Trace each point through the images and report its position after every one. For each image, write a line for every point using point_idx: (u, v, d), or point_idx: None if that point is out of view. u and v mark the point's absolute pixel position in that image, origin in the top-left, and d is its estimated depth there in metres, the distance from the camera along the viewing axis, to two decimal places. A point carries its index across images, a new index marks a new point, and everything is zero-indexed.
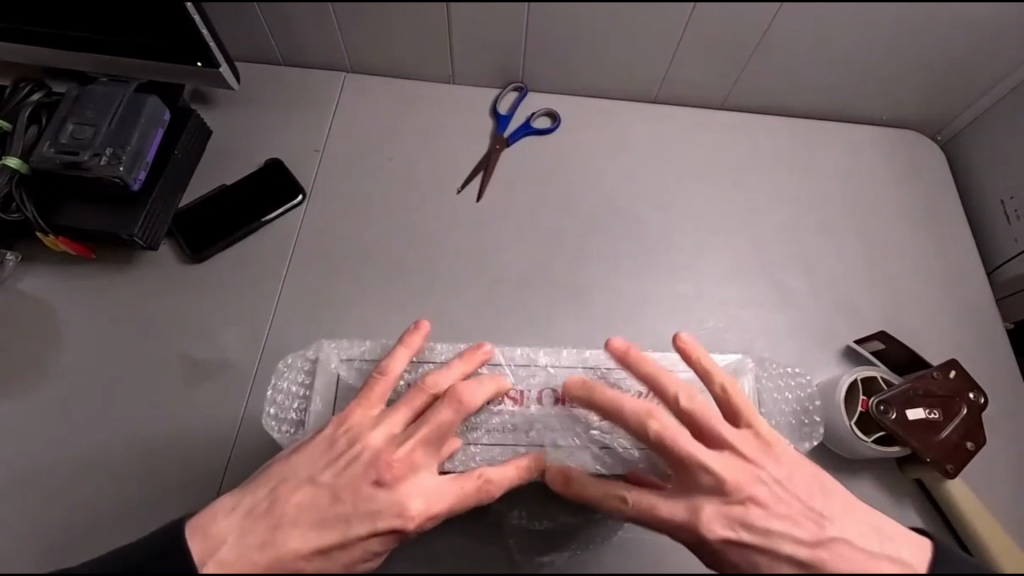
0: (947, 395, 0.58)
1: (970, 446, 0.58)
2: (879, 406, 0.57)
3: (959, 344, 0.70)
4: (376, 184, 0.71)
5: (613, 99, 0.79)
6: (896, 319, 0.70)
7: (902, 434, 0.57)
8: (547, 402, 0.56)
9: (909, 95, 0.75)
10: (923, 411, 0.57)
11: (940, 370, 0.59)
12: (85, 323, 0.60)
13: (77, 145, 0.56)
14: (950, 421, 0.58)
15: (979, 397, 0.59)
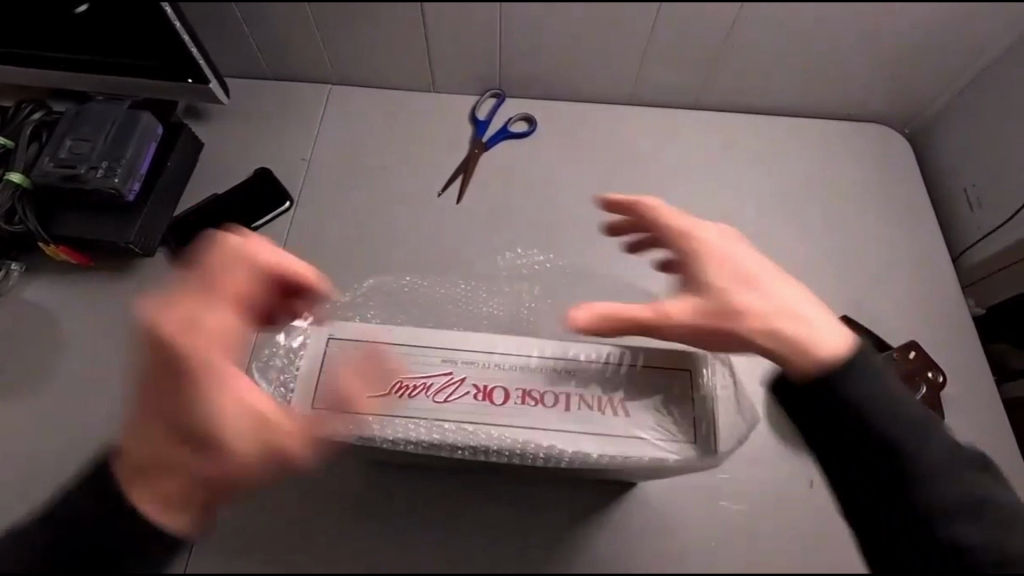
0: (906, 375, 0.57)
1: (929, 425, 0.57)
2: None
3: (942, 337, 0.69)
4: (357, 188, 0.74)
5: (587, 102, 0.81)
6: (875, 315, 0.70)
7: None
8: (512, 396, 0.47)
9: (871, 86, 0.76)
10: None
11: (899, 351, 0.58)
12: (82, 325, 0.65)
13: (74, 160, 0.59)
14: None
15: (938, 376, 0.58)
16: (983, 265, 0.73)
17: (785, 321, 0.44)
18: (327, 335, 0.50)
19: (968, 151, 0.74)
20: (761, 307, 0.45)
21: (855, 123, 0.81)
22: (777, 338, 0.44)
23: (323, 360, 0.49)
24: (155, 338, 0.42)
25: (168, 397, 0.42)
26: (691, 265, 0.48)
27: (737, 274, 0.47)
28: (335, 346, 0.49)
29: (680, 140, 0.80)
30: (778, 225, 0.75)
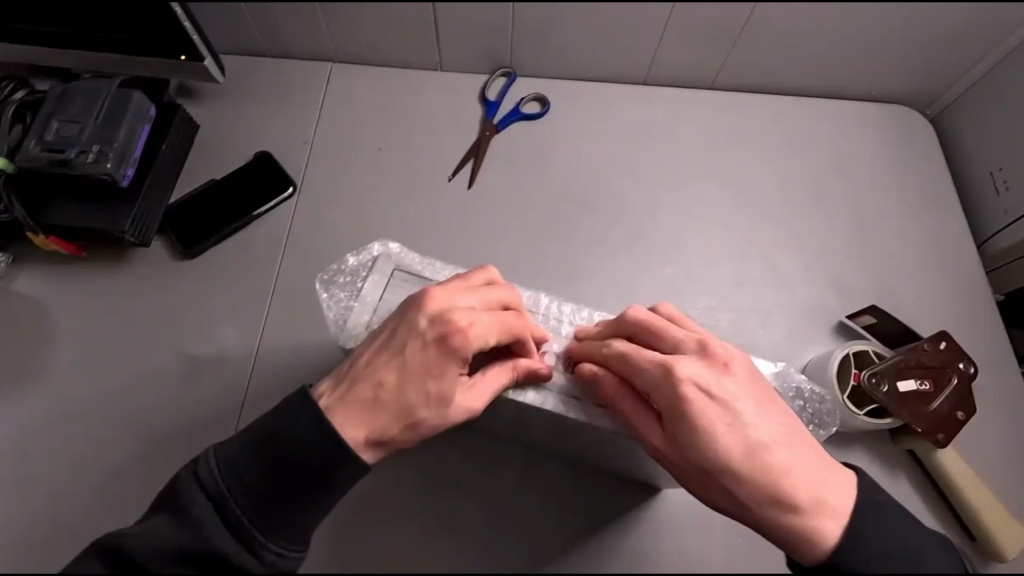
0: (937, 366, 0.56)
1: (961, 417, 0.55)
2: (871, 379, 0.55)
3: (961, 327, 0.68)
4: (362, 171, 0.71)
5: (602, 82, 0.78)
6: (897, 303, 0.69)
7: (893, 406, 0.54)
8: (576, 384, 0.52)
9: (896, 66, 0.74)
10: (913, 383, 0.55)
11: (930, 341, 0.56)
12: (78, 319, 0.61)
13: (63, 143, 0.54)
14: (940, 392, 0.55)
15: (969, 367, 0.56)
16: (1005, 253, 0.71)
17: (779, 485, 0.44)
18: (389, 272, 0.52)
19: (993, 134, 0.72)
20: (724, 479, 0.44)
21: (876, 105, 0.79)
22: (736, 502, 0.45)
23: (384, 294, 0.51)
24: (424, 314, 0.46)
25: (438, 363, 0.45)
26: (676, 426, 0.45)
27: (694, 454, 0.45)
28: (398, 282, 0.52)
29: (698, 121, 0.77)
30: (799, 210, 0.73)
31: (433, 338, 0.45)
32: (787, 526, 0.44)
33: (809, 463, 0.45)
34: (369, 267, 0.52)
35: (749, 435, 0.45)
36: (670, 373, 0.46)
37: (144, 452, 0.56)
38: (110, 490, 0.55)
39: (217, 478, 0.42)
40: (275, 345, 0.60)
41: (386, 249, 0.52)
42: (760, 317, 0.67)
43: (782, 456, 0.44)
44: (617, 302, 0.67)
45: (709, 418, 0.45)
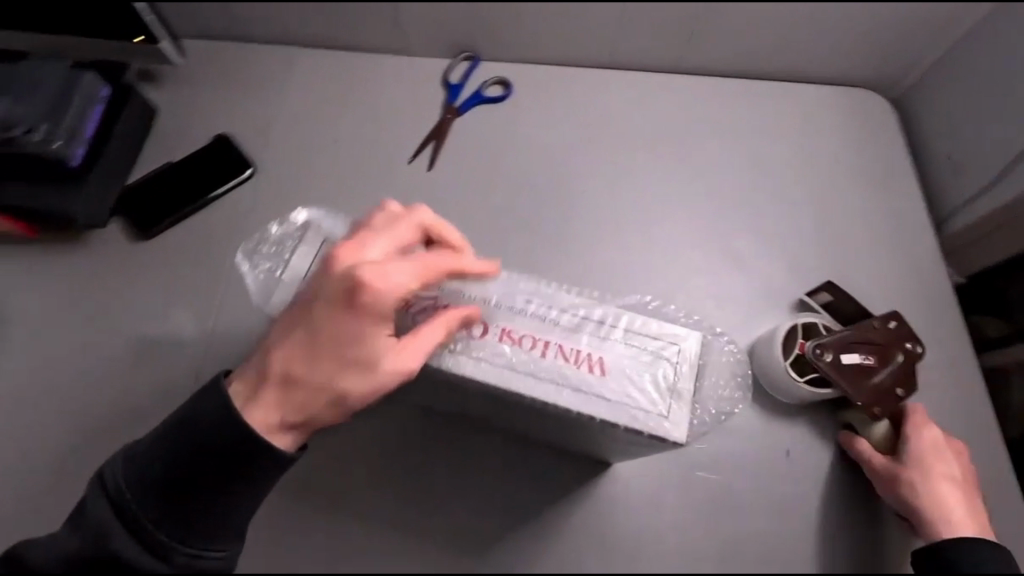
0: (884, 343, 0.56)
1: (900, 394, 0.55)
2: (816, 348, 0.55)
3: (916, 308, 0.69)
4: (323, 154, 0.71)
5: (567, 66, 0.78)
6: (854, 285, 0.69)
7: (833, 376, 0.54)
8: (549, 356, 0.41)
9: (857, 49, 0.74)
10: (858, 355, 0.55)
11: (880, 320, 0.57)
12: (32, 301, 0.60)
13: (9, 120, 0.54)
14: (883, 367, 0.56)
15: (916, 347, 0.56)
16: (968, 232, 0.72)
17: None
18: (317, 242, 0.46)
19: (952, 116, 0.72)
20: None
21: (839, 89, 0.79)
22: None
23: (315, 260, 0.45)
24: (332, 269, 0.41)
25: (353, 327, 0.40)
26: None
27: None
28: (331, 248, 0.46)
29: (662, 106, 0.77)
30: (760, 193, 0.74)
31: (342, 298, 0.40)
32: None
33: None
34: (301, 238, 0.47)
35: None
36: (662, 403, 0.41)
37: (94, 434, 0.55)
38: (62, 471, 0.55)
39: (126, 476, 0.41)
40: (230, 325, 0.60)
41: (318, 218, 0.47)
42: (717, 299, 0.68)
43: None
44: (577, 283, 0.68)
45: None
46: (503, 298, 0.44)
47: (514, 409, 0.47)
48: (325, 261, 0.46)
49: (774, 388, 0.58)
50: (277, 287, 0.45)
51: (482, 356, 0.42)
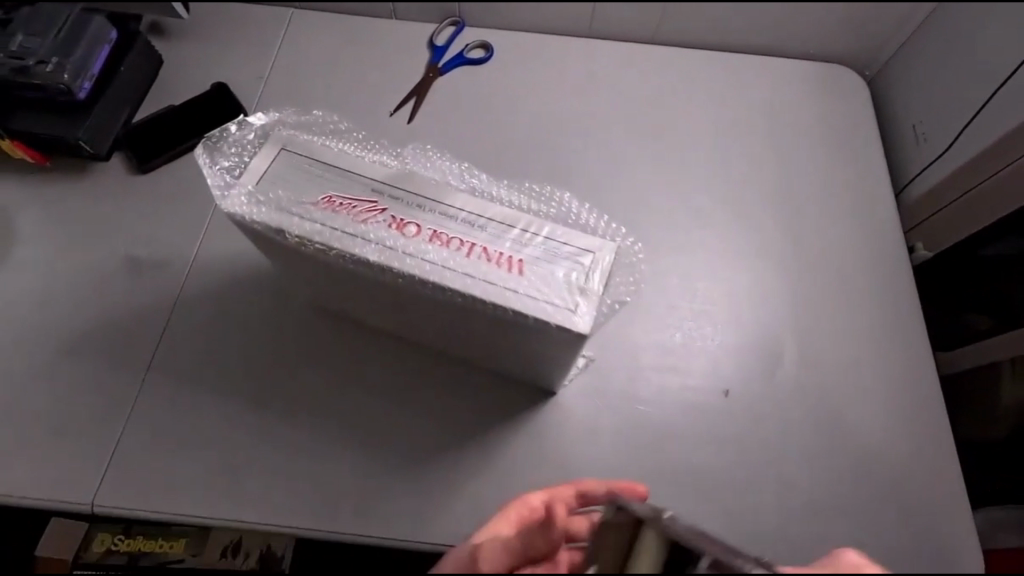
0: None
1: None
2: None
3: (877, 270, 0.69)
4: (311, 104, 0.75)
5: (549, 34, 0.82)
6: (819, 247, 0.70)
7: None
8: (473, 256, 0.40)
9: (828, 23, 0.77)
10: None
11: None
12: (37, 222, 0.66)
13: (24, 53, 0.60)
14: None
15: None
16: (927, 202, 0.72)
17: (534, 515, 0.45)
18: (278, 147, 0.44)
19: (919, 86, 0.74)
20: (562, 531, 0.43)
21: (814, 64, 0.81)
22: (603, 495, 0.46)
23: (274, 163, 0.43)
24: None
25: None
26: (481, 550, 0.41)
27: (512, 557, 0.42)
28: (291, 153, 0.44)
29: (636, 73, 0.80)
30: (730, 155, 0.75)
31: None
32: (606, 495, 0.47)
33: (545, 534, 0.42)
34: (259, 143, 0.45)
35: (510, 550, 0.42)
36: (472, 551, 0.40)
37: (80, 340, 0.60)
38: (44, 372, 0.59)
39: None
40: (212, 252, 0.64)
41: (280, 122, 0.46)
42: (682, 252, 0.69)
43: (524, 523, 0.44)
44: None
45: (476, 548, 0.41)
46: (426, 196, 0.43)
47: (436, 315, 0.48)
48: (286, 168, 0.43)
49: None
50: (232, 186, 0.42)
51: (406, 254, 0.40)
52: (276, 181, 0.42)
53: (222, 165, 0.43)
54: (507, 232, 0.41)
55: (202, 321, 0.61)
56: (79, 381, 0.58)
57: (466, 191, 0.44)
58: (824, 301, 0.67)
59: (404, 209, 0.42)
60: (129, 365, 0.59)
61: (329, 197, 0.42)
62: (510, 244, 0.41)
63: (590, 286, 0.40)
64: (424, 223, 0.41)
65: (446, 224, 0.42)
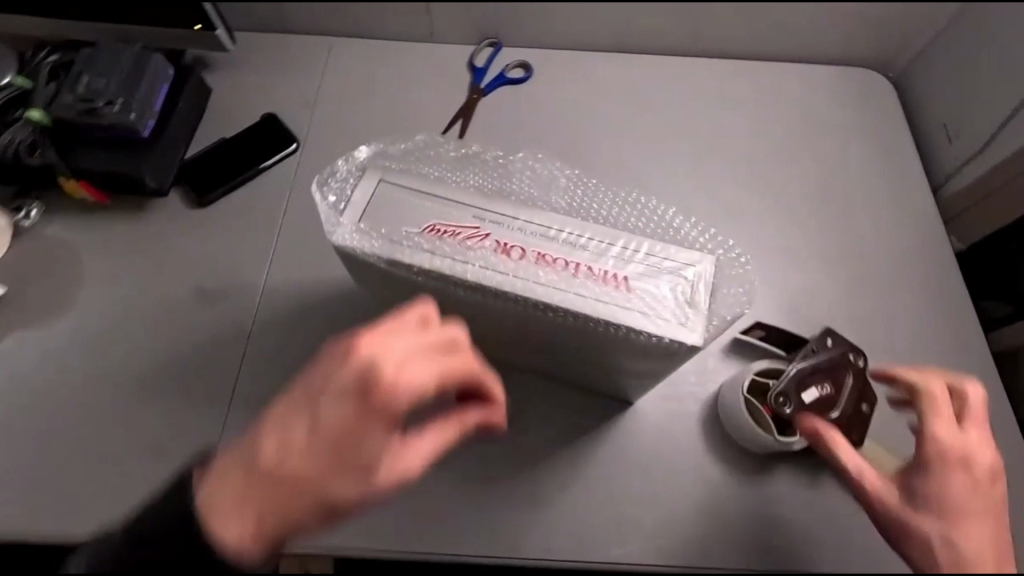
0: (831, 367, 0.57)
1: (865, 410, 0.57)
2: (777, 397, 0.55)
3: (919, 263, 0.72)
4: (361, 130, 0.77)
5: (582, 50, 0.84)
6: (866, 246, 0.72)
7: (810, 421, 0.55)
8: (581, 277, 0.42)
9: (853, 30, 0.79)
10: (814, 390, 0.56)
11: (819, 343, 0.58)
12: (102, 261, 0.66)
13: (92, 94, 0.61)
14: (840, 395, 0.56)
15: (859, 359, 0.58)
16: (963, 195, 0.74)
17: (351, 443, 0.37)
18: (379, 177, 0.45)
19: (945, 84, 0.77)
20: (423, 378, 0.37)
21: (842, 67, 0.84)
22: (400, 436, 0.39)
23: (377, 193, 0.45)
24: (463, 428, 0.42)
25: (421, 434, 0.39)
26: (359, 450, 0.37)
27: (352, 468, 0.37)
28: (391, 181, 0.45)
29: (672, 82, 0.81)
30: (770, 160, 0.77)
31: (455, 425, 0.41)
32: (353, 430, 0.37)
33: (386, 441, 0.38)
34: (359, 172, 0.46)
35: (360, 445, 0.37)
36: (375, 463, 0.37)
37: (157, 376, 0.60)
38: (124, 410, 0.59)
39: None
40: (281, 280, 0.65)
41: (377, 151, 0.47)
42: None
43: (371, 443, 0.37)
44: None
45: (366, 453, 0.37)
46: (526, 219, 0.44)
47: (531, 332, 0.50)
48: (389, 198, 0.44)
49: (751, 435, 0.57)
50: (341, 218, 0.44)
51: (520, 278, 0.42)
52: (382, 212, 0.44)
53: (328, 200, 0.45)
54: (609, 251, 0.43)
55: (276, 349, 0.62)
56: (160, 417, 0.58)
57: (568, 212, 0.45)
58: (871, 296, 0.70)
59: (507, 233, 0.43)
60: (209, 399, 0.59)
61: (433, 225, 0.43)
62: (614, 263, 0.42)
63: (696, 299, 0.42)
64: (528, 246, 0.43)
65: (549, 246, 0.43)
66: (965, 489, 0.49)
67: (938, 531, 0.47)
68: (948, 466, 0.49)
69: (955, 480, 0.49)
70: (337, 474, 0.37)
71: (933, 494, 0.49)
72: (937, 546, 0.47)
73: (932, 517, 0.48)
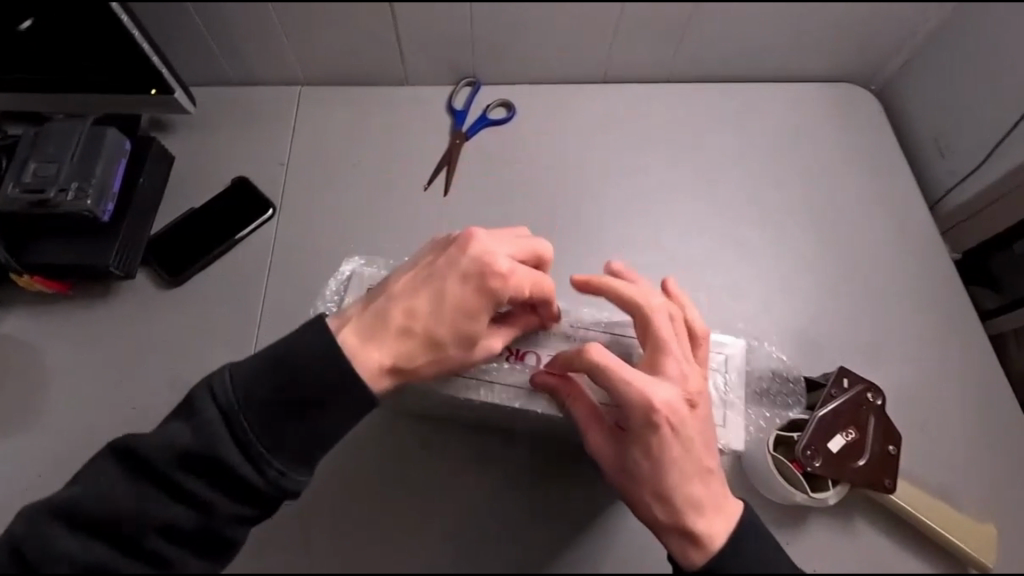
0: (851, 410, 0.54)
1: (894, 451, 0.53)
2: (805, 451, 0.52)
3: (934, 280, 0.69)
4: (340, 186, 0.72)
5: (565, 82, 0.80)
6: (876, 270, 0.70)
7: (839, 474, 0.52)
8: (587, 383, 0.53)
9: (839, 50, 0.77)
10: (841, 438, 0.52)
11: (833, 384, 0.54)
12: (70, 356, 0.61)
13: (42, 183, 0.58)
14: (865, 438, 0.53)
15: (877, 397, 0.55)
16: (960, 211, 0.74)
17: (412, 326, 0.48)
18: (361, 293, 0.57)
19: (937, 95, 0.75)
20: (513, 283, 0.49)
21: (830, 84, 0.82)
22: (446, 282, 0.49)
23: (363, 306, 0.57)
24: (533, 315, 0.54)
25: (473, 305, 0.48)
26: (419, 322, 0.48)
27: (470, 339, 0.49)
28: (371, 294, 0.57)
29: (662, 111, 0.79)
30: (768, 186, 0.75)
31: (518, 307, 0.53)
32: (424, 328, 0.48)
33: (440, 290, 0.48)
34: (345, 288, 0.58)
35: (416, 308, 0.48)
36: (441, 347, 0.49)
37: None
38: None
39: (231, 392, 0.43)
40: None
41: (355, 269, 0.59)
42: (738, 291, 0.69)
43: (442, 341, 0.49)
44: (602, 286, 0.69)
45: (434, 342, 0.48)
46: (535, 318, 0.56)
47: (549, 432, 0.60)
48: None
49: (773, 492, 0.54)
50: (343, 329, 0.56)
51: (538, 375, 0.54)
52: None
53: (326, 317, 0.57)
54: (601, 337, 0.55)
55: None
56: None
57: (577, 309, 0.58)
58: (892, 322, 0.67)
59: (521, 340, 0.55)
60: None
61: None
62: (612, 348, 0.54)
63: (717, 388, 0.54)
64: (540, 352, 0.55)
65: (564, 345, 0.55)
66: (675, 440, 0.46)
67: (650, 492, 0.47)
68: (650, 426, 0.46)
69: (658, 438, 0.46)
70: (412, 323, 0.48)
71: (646, 464, 0.47)
72: (654, 507, 0.47)
73: (648, 488, 0.47)
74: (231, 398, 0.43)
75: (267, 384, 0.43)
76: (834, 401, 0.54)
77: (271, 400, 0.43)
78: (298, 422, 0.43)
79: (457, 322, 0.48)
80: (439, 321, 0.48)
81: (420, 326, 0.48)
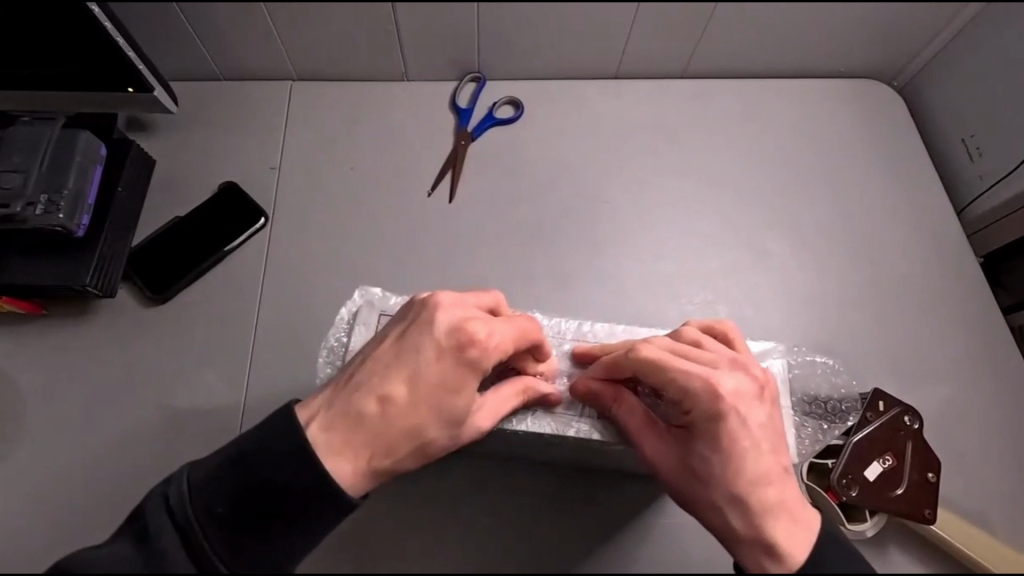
0: (887, 435, 0.52)
1: (933, 478, 0.51)
2: (840, 479, 0.50)
3: (963, 290, 0.66)
4: (336, 191, 0.67)
5: (575, 78, 0.75)
6: (903, 280, 0.67)
7: (876, 503, 0.49)
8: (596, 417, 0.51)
9: (863, 45, 0.73)
10: (878, 465, 0.50)
11: (869, 408, 0.52)
12: (44, 382, 0.56)
13: (8, 196, 0.53)
14: (903, 465, 0.51)
15: (914, 422, 0.52)
16: (989, 216, 0.71)
17: (379, 415, 0.43)
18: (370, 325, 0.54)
19: (965, 95, 0.71)
20: (503, 343, 0.45)
21: (852, 80, 0.78)
22: (419, 357, 0.44)
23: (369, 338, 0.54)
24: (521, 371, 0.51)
25: (455, 378, 0.44)
26: (387, 407, 0.43)
27: (453, 421, 0.44)
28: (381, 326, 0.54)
29: (677, 111, 0.74)
30: (790, 190, 0.71)
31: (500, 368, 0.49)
32: (392, 412, 0.43)
33: (410, 367, 0.44)
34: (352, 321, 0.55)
35: (383, 390, 0.44)
36: (416, 431, 0.44)
37: None
38: None
39: (187, 504, 0.40)
40: (269, 386, 0.56)
41: (366, 297, 0.56)
42: (760, 304, 0.65)
43: (418, 425, 0.44)
44: (619, 299, 0.65)
45: (405, 426, 0.43)
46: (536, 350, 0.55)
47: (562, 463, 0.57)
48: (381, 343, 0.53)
49: None
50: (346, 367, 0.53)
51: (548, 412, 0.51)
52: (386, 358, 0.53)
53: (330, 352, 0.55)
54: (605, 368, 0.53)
55: None
56: None
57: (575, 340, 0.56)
58: (919, 334, 0.64)
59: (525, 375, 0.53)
60: None
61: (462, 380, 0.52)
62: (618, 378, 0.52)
63: None
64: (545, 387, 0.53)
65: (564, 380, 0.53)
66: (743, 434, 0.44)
67: (724, 493, 0.45)
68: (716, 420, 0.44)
69: (729, 430, 0.44)
70: (378, 407, 0.43)
71: (716, 459, 0.45)
72: (727, 509, 0.45)
73: (718, 485, 0.45)
74: (186, 512, 0.39)
75: (224, 494, 0.40)
76: (869, 425, 0.52)
77: (227, 517, 0.40)
78: (258, 539, 0.40)
79: (435, 402, 0.44)
80: (410, 405, 0.43)
81: (388, 413, 0.43)
